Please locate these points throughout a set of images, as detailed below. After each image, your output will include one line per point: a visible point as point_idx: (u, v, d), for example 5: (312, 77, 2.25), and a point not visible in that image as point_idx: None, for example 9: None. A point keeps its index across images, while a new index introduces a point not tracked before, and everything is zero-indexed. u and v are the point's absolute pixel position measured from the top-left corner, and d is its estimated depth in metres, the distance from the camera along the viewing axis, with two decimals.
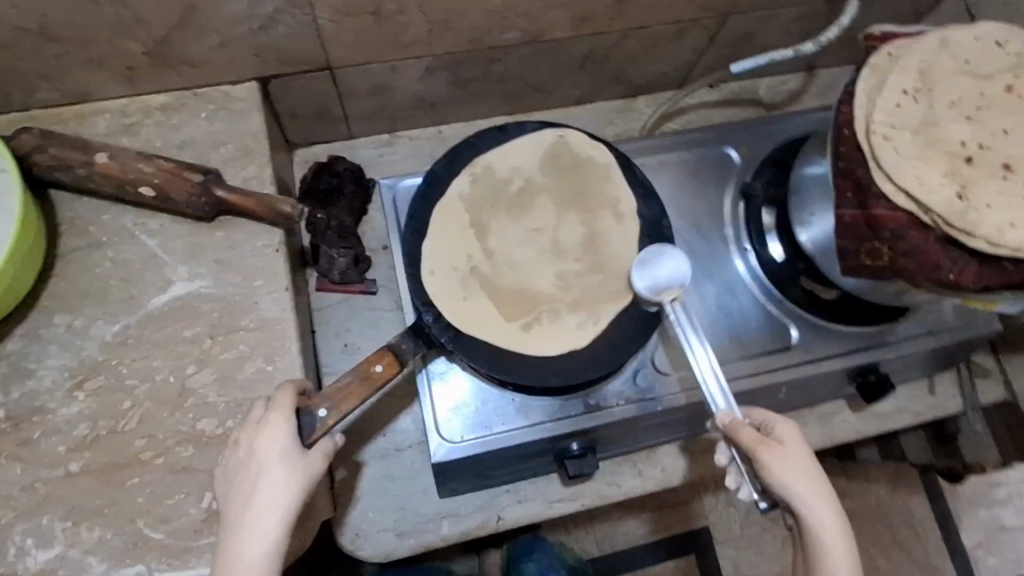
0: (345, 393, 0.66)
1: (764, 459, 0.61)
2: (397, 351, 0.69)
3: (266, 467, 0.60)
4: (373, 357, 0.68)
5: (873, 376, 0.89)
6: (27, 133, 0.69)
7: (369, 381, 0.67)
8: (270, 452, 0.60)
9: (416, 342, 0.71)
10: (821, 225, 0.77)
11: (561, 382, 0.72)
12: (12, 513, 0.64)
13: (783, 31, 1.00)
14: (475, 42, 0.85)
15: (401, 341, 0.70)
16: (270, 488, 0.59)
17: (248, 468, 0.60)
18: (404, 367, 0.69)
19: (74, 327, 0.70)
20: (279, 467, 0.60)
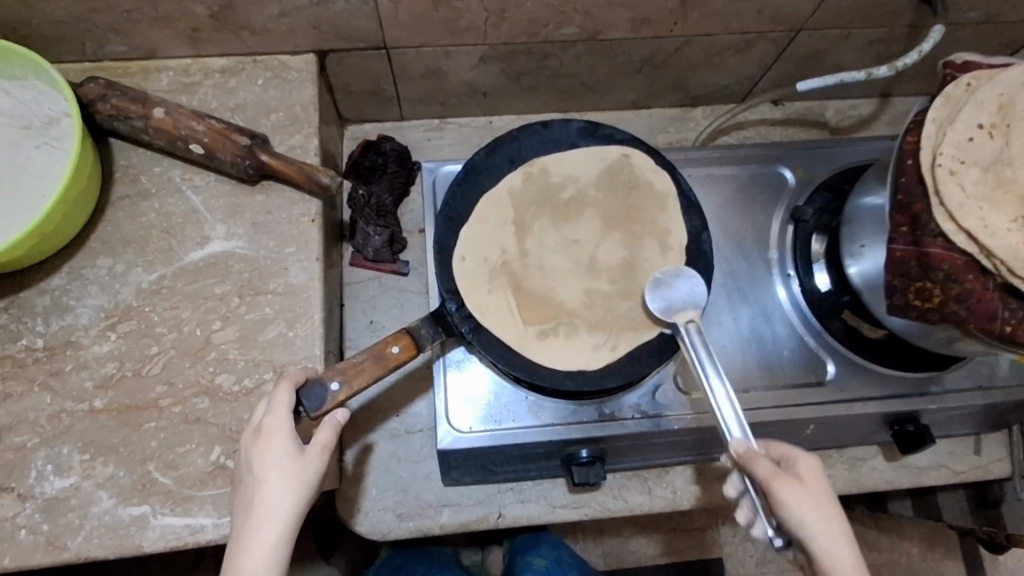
0: (358, 369, 0.65)
1: (780, 492, 0.57)
2: (415, 335, 0.68)
3: (274, 463, 0.60)
4: (391, 338, 0.67)
5: (912, 425, 0.84)
6: (93, 82, 0.73)
7: (384, 361, 0.66)
8: (279, 449, 0.60)
9: (435, 327, 0.70)
10: (872, 258, 0.72)
11: (576, 386, 0.70)
12: (36, 438, 0.67)
13: (857, 53, 0.95)
14: (531, 34, 0.84)
15: (420, 324, 0.68)
16: (278, 485, 0.59)
17: (254, 464, 0.61)
18: (420, 352, 0.68)
19: (114, 270, 0.73)
20: (286, 463, 0.60)
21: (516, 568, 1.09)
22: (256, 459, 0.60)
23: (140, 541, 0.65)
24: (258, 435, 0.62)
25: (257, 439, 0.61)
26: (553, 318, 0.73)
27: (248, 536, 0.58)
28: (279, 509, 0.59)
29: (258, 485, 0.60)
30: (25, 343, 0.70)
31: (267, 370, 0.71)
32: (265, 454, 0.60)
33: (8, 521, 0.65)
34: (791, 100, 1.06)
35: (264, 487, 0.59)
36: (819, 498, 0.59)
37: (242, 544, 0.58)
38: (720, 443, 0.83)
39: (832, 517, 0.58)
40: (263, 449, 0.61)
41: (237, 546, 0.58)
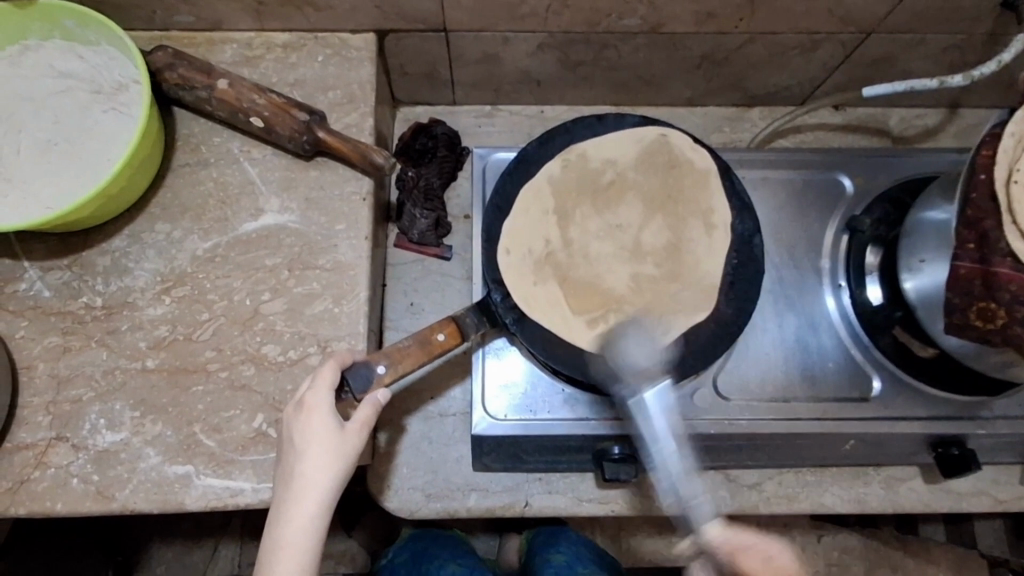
0: (404, 354, 0.66)
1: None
2: (460, 324, 0.70)
3: (316, 441, 0.61)
4: (437, 325, 0.68)
5: (956, 448, 0.81)
6: (162, 51, 0.74)
7: (429, 347, 0.67)
8: (322, 426, 0.61)
9: (481, 317, 0.72)
10: (931, 275, 0.70)
11: (616, 385, 0.69)
12: (91, 392, 0.70)
13: (929, 59, 0.91)
14: (592, 24, 0.83)
15: (465, 313, 0.70)
16: (318, 463, 0.61)
17: (296, 441, 0.62)
18: (465, 341, 0.69)
19: (171, 236, 0.75)
20: (327, 441, 0.61)
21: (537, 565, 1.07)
22: (298, 434, 0.62)
23: (182, 499, 0.67)
24: (300, 410, 0.63)
25: (300, 415, 0.62)
26: (596, 313, 0.72)
27: (288, 509, 0.60)
28: (319, 484, 0.61)
29: (299, 461, 0.61)
30: (85, 301, 0.73)
31: (312, 344, 0.72)
32: (307, 430, 0.62)
33: (61, 469, 0.68)
34: (854, 106, 1.02)
35: (304, 463, 0.61)
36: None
37: (283, 516, 0.60)
38: (754, 451, 0.82)
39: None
40: (305, 426, 0.62)
41: (277, 517, 0.60)
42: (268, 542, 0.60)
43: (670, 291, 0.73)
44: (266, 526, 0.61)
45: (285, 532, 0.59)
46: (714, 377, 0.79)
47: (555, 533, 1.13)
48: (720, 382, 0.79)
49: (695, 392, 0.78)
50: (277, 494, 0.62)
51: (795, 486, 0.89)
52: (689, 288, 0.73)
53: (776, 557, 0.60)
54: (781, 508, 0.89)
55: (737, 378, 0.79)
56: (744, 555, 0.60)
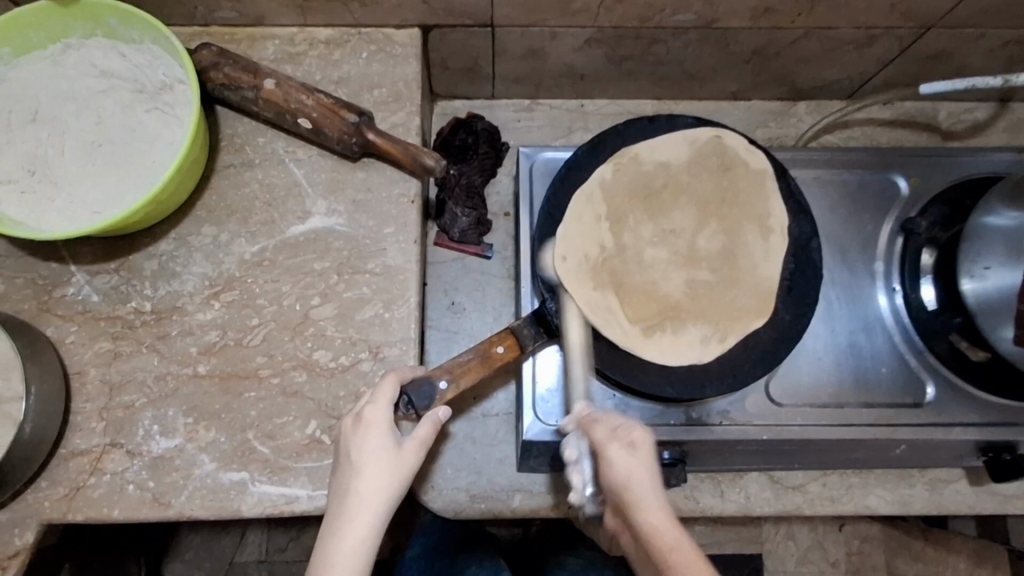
0: (464, 368, 0.68)
1: (607, 451, 0.58)
2: (519, 335, 0.70)
3: (373, 455, 0.61)
4: (496, 338, 0.70)
5: (1007, 454, 0.80)
6: (206, 49, 0.73)
7: (488, 361, 0.69)
8: (381, 441, 0.62)
9: (538, 328, 0.71)
10: (997, 281, 0.69)
11: (677, 394, 0.69)
12: (144, 398, 0.70)
13: (987, 54, 0.88)
14: (644, 19, 0.80)
15: (523, 324, 0.70)
16: (376, 477, 0.61)
17: (353, 456, 0.62)
18: (523, 352, 0.70)
19: (218, 239, 0.74)
20: (385, 456, 0.62)
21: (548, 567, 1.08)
22: (356, 449, 0.62)
23: (238, 505, 0.67)
24: (358, 424, 0.63)
25: (359, 430, 0.63)
26: (654, 321, 0.71)
27: (341, 526, 0.59)
28: (374, 501, 0.60)
29: (356, 475, 0.61)
30: (134, 306, 0.72)
31: (363, 350, 0.72)
32: (366, 444, 0.62)
33: (117, 475, 0.68)
34: (902, 100, 1.00)
35: (362, 478, 0.60)
36: (648, 462, 0.57)
37: (336, 535, 0.59)
38: (802, 454, 0.81)
39: (654, 485, 0.56)
40: (364, 440, 0.62)
41: (329, 535, 0.59)
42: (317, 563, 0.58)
43: (725, 296, 0.72)
44: (315, 545, 0.59)
45: (338, 550, 0.58)
46: (766, 387, 0.77)
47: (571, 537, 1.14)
48: (773, 391, 0.78)
49: (744, 399, 0.77)
50: (328, 511, 0.61)
51: (839, 488, 0.89)
52: (746, 295, 0.72)
53: (635, 435, 0.59)
54: (825, 510, 0.88)
55: (789, 384, 0.78)
56: (597, 423, 0.60)
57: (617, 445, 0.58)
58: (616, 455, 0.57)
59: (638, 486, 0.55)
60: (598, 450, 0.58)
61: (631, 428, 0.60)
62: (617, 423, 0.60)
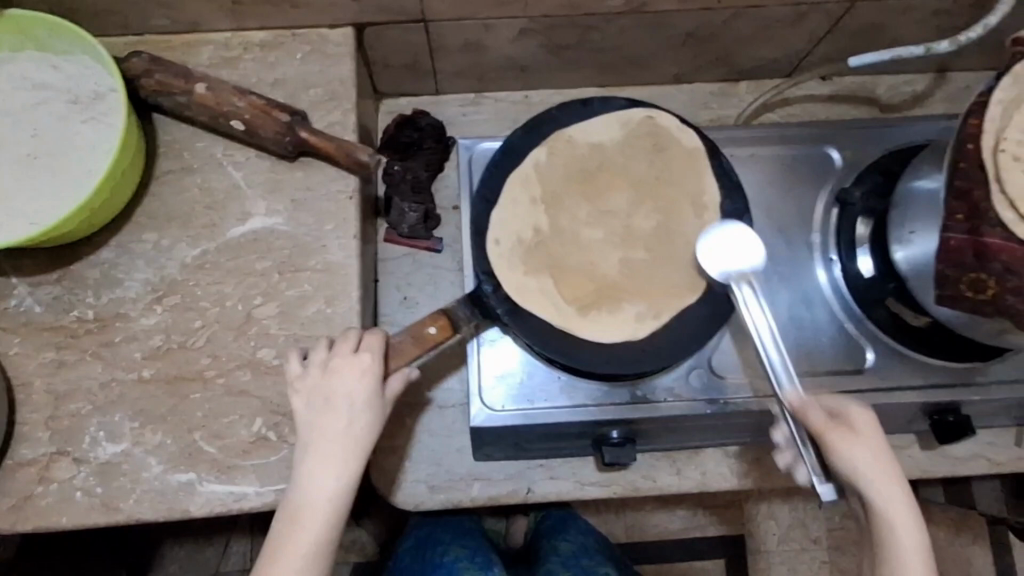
0: (398, 350, 0.68)
1: (833, 443, 0.64)
2: (453, 317, 0.70)
3: (330, 436, 0.65)
4: (428, 319, 0.69)
5: (951, 416, 0.82)
6: (137, 57, 0.74)
7: (422, 341, 0.68)
8: (342, 420, 0.65)
9: (472, 309, 0.72)
10: (922, 246, 0.70)
11: (613, 371, 0.71)
12: (90, 405, 0.70)
13: (916, 25, 0.90)
14: (574, 7, 0.82)
15: (457, 307, 0.70)
16: (336, 464, 0.65)
17: (310, 436, 0.65)
18: (457, 333, 0.70)
19: (159, 245, 0.75)
20: (339, 436, 0.65)
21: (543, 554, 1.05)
22: (314, 435, 0.65)
23: (188, 506, 0.68)
24: (315, 405, 0.66)
25: (318, 411, 0.66)
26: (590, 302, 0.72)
27: (304, 513, 0.64)
28: (332, 481, 0.64)
29: (315, 462, 0.65)
30: (77, 315, 0.73)
31: (307, 346, 0.72)
32: (326, 427, 0.65)
33: (66, 482, 0.68)
34: (842, 75, 1.01)
35: (318, 459, 0.64)
36: (868, 441, 0.65)
37: (295, 509, 0.64)
38: (751, 427, 0.83)
39: (881, 455, 0.65)
40: (321, 421, 0.65)
41: (292, 521, 0.63)
42: (282, 549, 0.63)
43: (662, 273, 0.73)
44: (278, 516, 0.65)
45: (300, 530, 0.63)
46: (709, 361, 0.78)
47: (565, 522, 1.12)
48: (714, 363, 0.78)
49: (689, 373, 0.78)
50: (286, 500, 0.65)
51: None
52: (680, 272, 0.73)
53: (851, 414, 0.67)
54: (782, 482, 0.89)
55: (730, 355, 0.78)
56: (810, 409, 0.65)
57: (840, 433, 0.64)
58: (852, 468, 0.64)
59: (871, 465, 0.64)
60: (821, 442, 0.65)
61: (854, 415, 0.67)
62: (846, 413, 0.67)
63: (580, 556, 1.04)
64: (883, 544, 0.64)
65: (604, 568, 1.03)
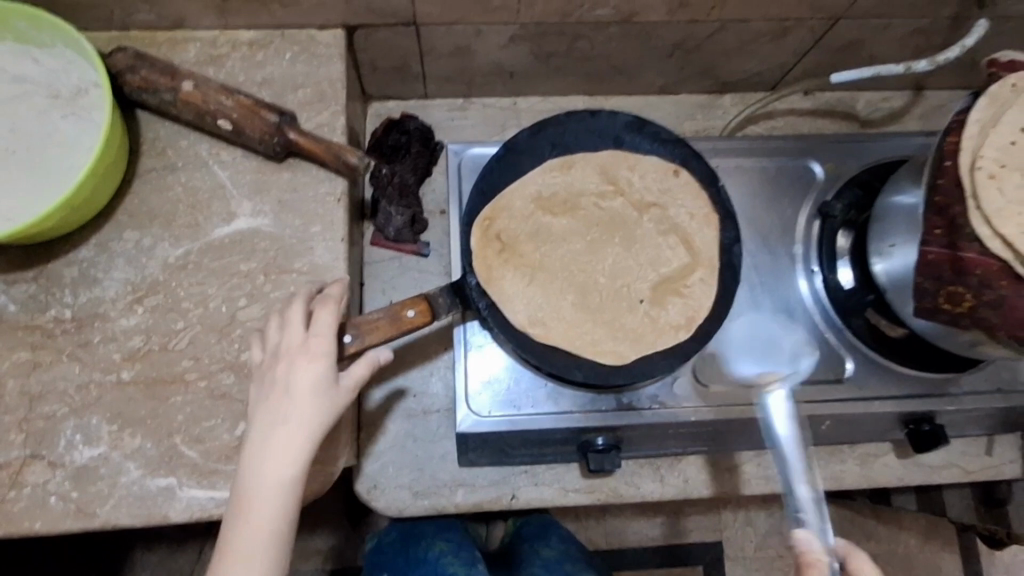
0: (371, 326, 0.67)
1: None
2: (432, 302, 0.69)
3: (279, 424, 0.62)
4: (407, 302, 0.68)
5: (926, 425, 0.84)
6: (123, 53, 0.73)
7: (398, 322, 0.67)
8: (287, 406, 0.62)
9: (453, 297, 0.71)
10: (902, 258, 0.72)
11: (581, 380, 0.72)
12: (65, 407, 0.69)
13: (895, 44, 0.93)
14: (564, 15, 0.82)
15: (439, 293, 0.69)
16: (282, 447, 0.61)
17: (261, 419, 0.63)
18: (436, 319, 0.69)
19: (141, 244, 0.74)
20: (288, 423, 0.62)
21: (524, 560, 1.01)
22: (262, 417, 0.63)
23: (166, 511, 0.66)
24: (268, 387, 0.64)
25: (270, 393, 0.63)
26: (577, 318, 0.76)
27: (249, 501, 0.61)
28: (282, 470, 0.61)
29: (263, 449, 0.61)
30: (54, 314, 0.71)
31: None
32: (274, 414, 0.62)
33: (38, 487, 0.66)
34: (823, 90, 1.04)
35: (268, 446, 0.62)
36: None
37: (243, 498, 0.61)
38: (733, 436, 0.84)
39: None
40: (273, 405, 0.63)
41: (240, 507, 0.61)
42: (233, 540, 0.60)
43: (653, 306, 0.77)
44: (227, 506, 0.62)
45: (247, 520, 0.60)
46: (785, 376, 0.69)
47: (546, 528, 1.07)
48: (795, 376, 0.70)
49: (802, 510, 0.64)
50: (236, 486, 0.62)
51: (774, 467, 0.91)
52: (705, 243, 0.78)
53: None
54: (761, 489, 0.91)
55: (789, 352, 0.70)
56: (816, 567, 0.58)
57: None
58: None
59: None
60: None
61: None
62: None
63: (563, 560, 1.01)
64: None
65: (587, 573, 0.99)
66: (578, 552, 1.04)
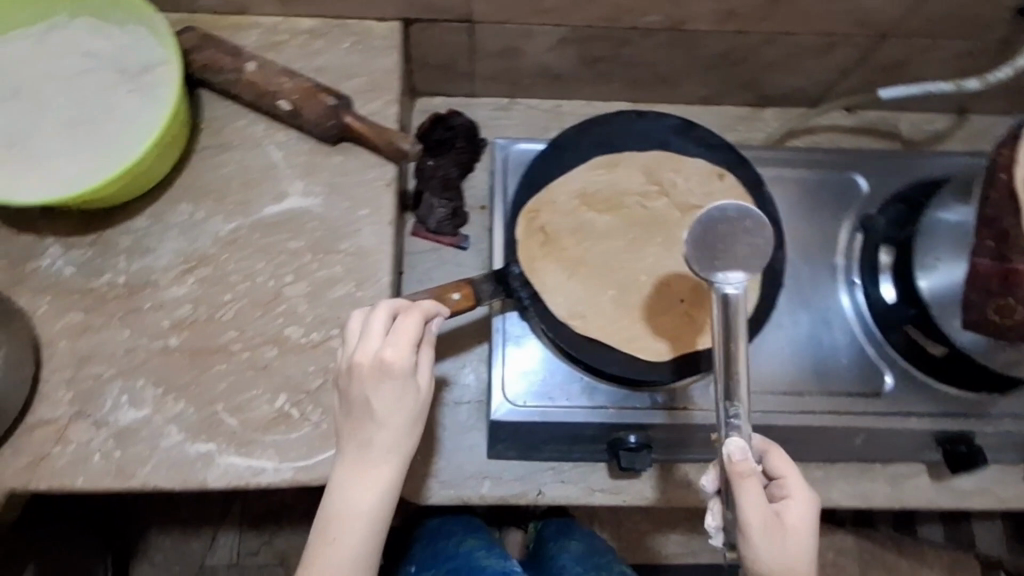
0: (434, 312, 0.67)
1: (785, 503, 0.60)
2: (475, 288, 0.72)
3: (368, 448, 0.62)
4: (452, 286, 0.70)
5: (964, 445, 0.82)
6: (189, 33, 0.76)
7: (444, 305, 0.69)
8: (375, 429, 0.62)
9: (495, 286, 0.74)
10: (948, 273, 0.72)
11: (617, 372, 0.73)
12: (113, 369, 0.70)
13: (942, 64, 0.93)
14: (615, 19, 0.84)
15: (481, 281, 0.73)
16: (375, 474, 0.62)
17: (350, 443, 0.63)
18: (478, 304, 0.71)
19: (194, 217, 0.76)
20: (377, 446, 0.62)
21: (552, 557, 1.00)
22: (353, 444, 0.63)
23: (204, 477, 0.67)
24: (354, 408, 0.62)
25: (355, 413, 0.62)
26: (617, 313, 0.76)
27: (335, 526, 0.61)
28: (368, 497, 0.62)
29: (352, 474, 0.62)
30: (107, 279, 0.73)
31: (334, 326, 0.73)
32: (363, 437, 0.62)
33: (82, 445, 0.68)
34: (866, 109, 1.04)
35: (358, 472, 0.62)
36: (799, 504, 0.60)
37: (331, 525, 0.62)
38: None
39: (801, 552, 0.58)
40: (361, 428, 0.62)
41: (325, 533, 0.61)
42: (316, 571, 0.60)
43: (694, 307, 0.76)
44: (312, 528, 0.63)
45: (337, 548, 0.61)
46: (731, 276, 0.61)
47: (566, 526, 1.06)
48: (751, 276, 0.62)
49: (731, 404, 0.59)
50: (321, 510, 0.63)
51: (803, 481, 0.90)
52: None
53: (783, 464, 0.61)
54: None
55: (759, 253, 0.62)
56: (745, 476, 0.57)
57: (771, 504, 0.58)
58: (800, 500, 0.60)
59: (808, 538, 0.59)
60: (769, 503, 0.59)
61: (795, 513, 0.59)
62: (803, 507, 0.60)
63: (592, 554, 0.99)
64: (807, 515, 0.60)
65: (617, 565, 0.98)
66: (604, 546, 1.02)
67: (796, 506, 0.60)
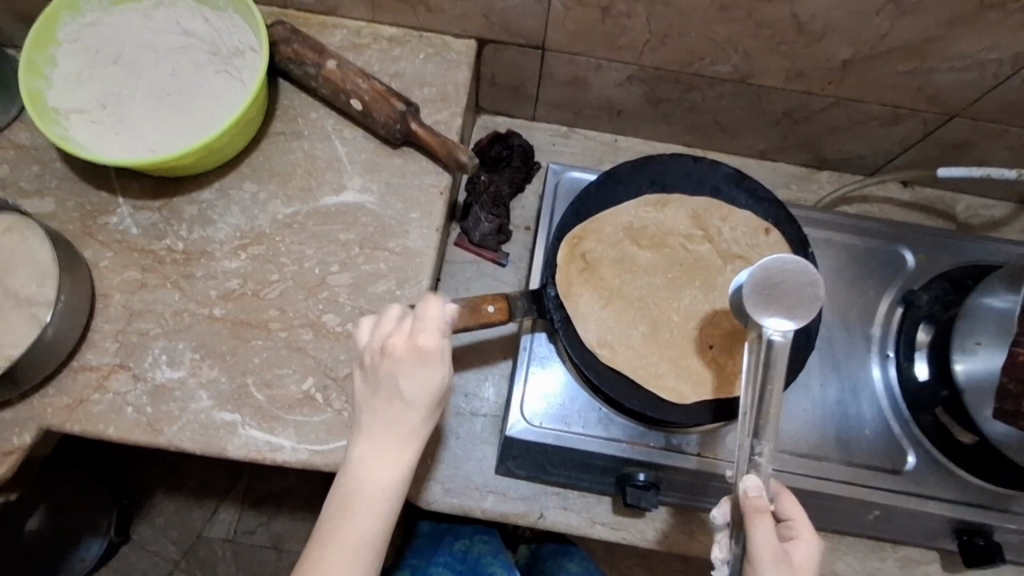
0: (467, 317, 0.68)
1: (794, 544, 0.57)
2: (510, 303, 0.72)
3: (391, 427, 0.63)
4: (489, 298, 0.70)
5: (981, 538, 0.80)
6: (281, 25, 0.80)
7: (477, 315, 0.69)
8: (401, 410, 0.63)
9: (530, 304, 0.75)
10: (986, 359, 0.70)
11: (637, 407, 0.73)
12: (159, 328, 0.74)
13: (1008, 151, 0.92)
14: (684, 64, 0.86)
15: (517, 297, 0.73)
16: (395, 458, 0.63)
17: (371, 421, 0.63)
18: (510, 319, 0.71)
19: (257, 197, 0.80)
20: (400, 426, 0.63)
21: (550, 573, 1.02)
22: (374, 425, 0.63)
23: (225, 445, 0.70)
24: (378, 385, 0.63)
25: (379, 390, 0.63)
26: (645, 348, 0.77)
27: (357, 502, 0.62)
28: (386, 475, 0.63)
29: (375, 451, 0.63)
30: (167, 244, 0.77)
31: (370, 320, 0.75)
32: (387, 415, 0.63)
33: (119, 395, 0.71)
34: (922, 185, 1.03)
35: (378, 449, 0.63)
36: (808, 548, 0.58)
37: (348, 500, 0.62)
38: None
39: None
40: (384, 406, 0.63)
41: (345, 510, 0.61)
42: (334, 546, 0.60)
43: (721, 355, 0.77)
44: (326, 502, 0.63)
45: (354, 525, 0.61)
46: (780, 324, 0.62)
47: (562, 547, 1.08)
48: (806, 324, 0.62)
49: (755, 442, 0.62)
50: (337, 485, 0.63)
51: None
52: None
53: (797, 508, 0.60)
54: None
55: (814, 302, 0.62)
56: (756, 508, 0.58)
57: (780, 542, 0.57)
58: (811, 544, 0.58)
59: None
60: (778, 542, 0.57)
61: (802, 553, 0.57)
62: (812, 552, 0.57)
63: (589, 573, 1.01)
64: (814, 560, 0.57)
65: None
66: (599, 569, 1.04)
67: (805, 548, 0.57)
